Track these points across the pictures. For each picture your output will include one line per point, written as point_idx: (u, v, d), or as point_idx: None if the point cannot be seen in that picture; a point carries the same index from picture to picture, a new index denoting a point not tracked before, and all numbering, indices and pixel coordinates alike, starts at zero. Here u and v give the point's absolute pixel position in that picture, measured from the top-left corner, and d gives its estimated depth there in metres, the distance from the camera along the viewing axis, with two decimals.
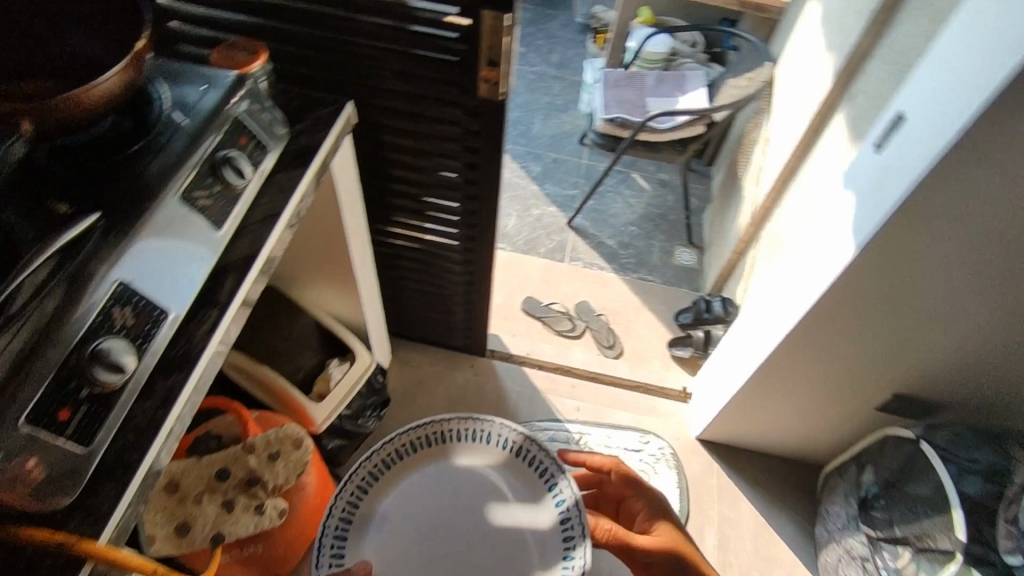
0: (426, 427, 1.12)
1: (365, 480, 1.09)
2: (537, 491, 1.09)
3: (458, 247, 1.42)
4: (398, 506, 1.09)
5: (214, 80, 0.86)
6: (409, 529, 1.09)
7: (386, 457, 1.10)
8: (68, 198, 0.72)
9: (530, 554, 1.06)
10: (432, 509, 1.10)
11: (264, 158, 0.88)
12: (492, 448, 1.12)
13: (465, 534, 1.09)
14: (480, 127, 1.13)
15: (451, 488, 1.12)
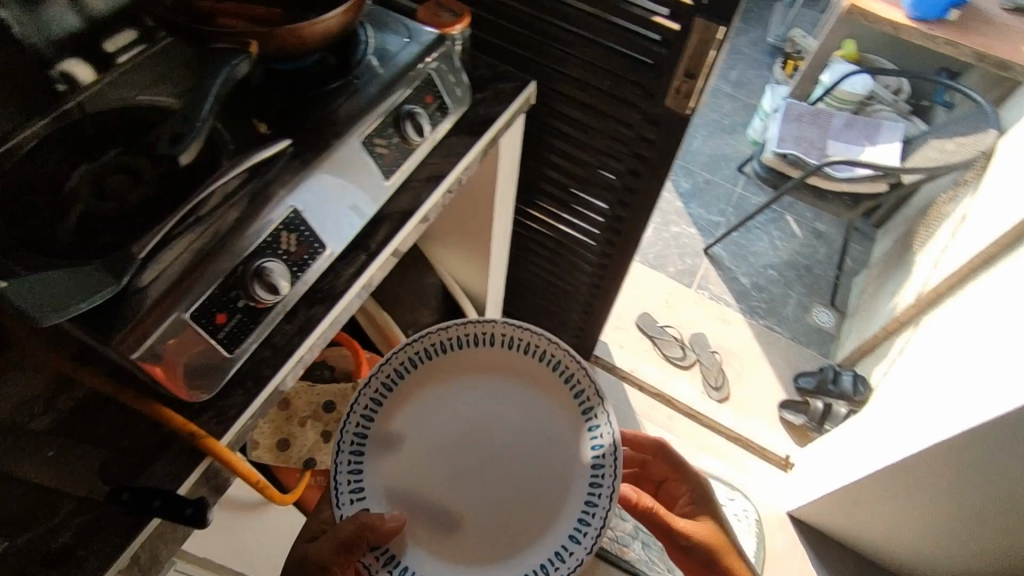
0: (455, 326, 0.74)
1: (388, 382, 0.74)
2: (578, 437, 0.72)
3: (594, 247, 1.39)
4: (421, 422, 0.75)
5: (417, 36, 0.88)
6: (433, 438, 0.75)
7: (409, 362, 0.74)
8: (268, 119, 0.76)
9: (572, 505, 0.70)
10: (478, 399, 0.76)
11: (443, 120, 0.89)
12: (533, 363, 0.75)
13: (516, 445, 0.74)
14: (654, 135, 1.08)
15: (500, 387, 0.76)
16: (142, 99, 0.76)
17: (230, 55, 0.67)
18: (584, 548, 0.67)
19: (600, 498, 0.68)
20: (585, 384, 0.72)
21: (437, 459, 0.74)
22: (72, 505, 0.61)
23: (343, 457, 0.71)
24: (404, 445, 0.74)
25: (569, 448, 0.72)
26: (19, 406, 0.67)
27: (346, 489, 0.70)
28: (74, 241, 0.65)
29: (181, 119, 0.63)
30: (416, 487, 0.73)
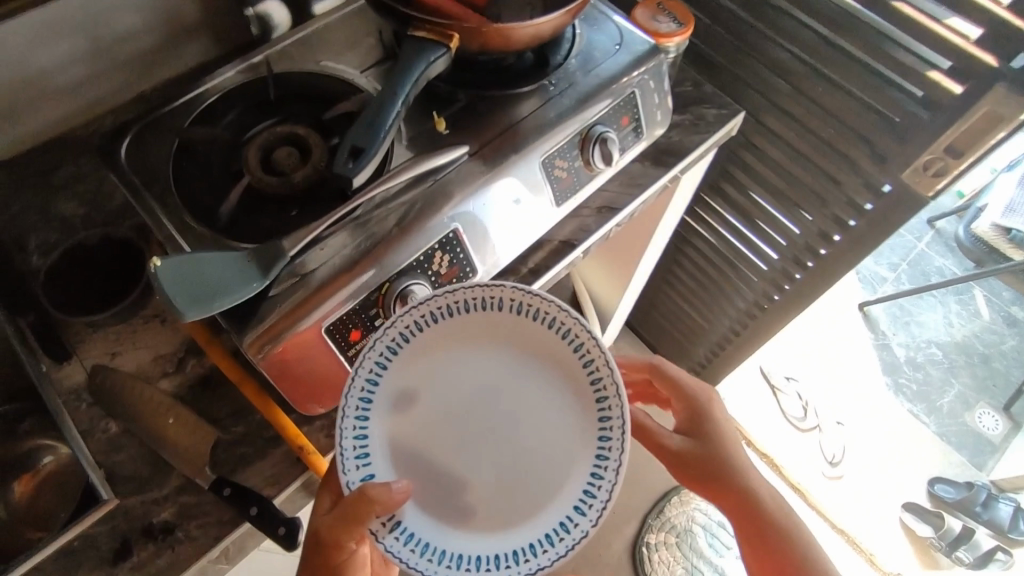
0: (466, 289, 0.55)
1: (384, 359, 0.55)
2: (587, 407, 0.55)
3: (748, 296, 1.23)
4: (415, 383, 0.57)
5: (630, 42, 0.76)
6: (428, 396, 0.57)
7: (406, 332, 0.55)
8: (447, 115, 0.69)
9: (581, 470, 0.54)
10: (482, 354, 0.58)
11: (634, 145, 0.77)
12: (545, 332, 0.57)
13: (531, 409, 0.58)
14: (871, 205, 0.89)
15: (510, 349, 0.58)
16: (326, 65, 0.71)
17: (427, 49, 0.59)
18: (590, 521, 0.52)
19: (609, 467, 0.53)
20: (595, 353, 0.54)
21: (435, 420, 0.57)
22: (179, 482, 0.62)
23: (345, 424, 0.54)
24: (411, 404, 0.57)
25: (585, 415, 0.56)
26: (153, 362, 0.68)
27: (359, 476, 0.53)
28: (231, 219, 0.62)
29: (358, 130, 0.55)
30: (415, 448, 0.56)
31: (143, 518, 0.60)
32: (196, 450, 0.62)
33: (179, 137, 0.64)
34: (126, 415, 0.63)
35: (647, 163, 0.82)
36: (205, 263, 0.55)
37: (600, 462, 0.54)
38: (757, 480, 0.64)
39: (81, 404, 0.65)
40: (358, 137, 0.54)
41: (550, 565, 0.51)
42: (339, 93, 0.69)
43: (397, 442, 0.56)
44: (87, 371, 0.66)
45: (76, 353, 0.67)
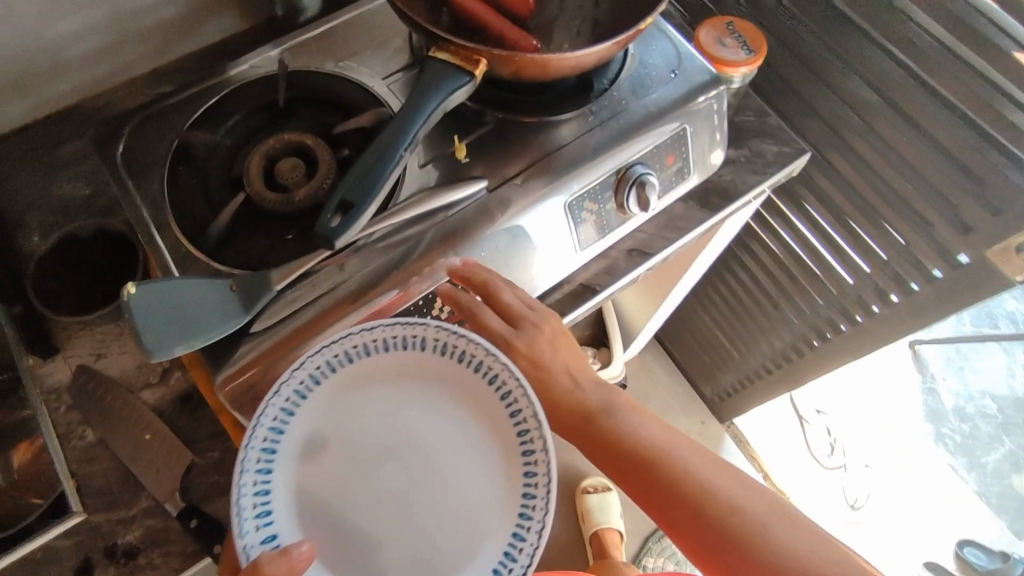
0: (389, 326, 0.49)
1: (291, 406, 0.47)
2: (509, 460, 0.49)
3: (785, 338, 1.13)
4: (318, 434, 0.48)
5: (689, 68, 0.66)
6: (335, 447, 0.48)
7: (317, 374, 0.48)
8: (470, 139, 0.62)
9: (501, 530, 0.47)
10: (401, 399, 0.50)
11: (678, 185, 0.69)
12: (468, 377, 0.50)
13: (450, 468, 0.49)
14: (941, 273, 0.78)
15: (434, 395, 0.50)
16: (346, 67, 0.64)
17: (452, 77, 0.51)
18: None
19: (532, 527, 0.46)
20: (522, 403, 0.48)
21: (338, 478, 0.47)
22: (149, 504, 0.60)
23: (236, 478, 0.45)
24: (320, 453, 0.48)
25: (508, 472, 0.48)
26: (137, 369, 0.66)
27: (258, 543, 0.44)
28: (222, 237, 0.56)
29: (357, 177, 0.46)
30: (321, 504, 0.47)
31: (109, 538, 0.59)
32: (168, 474, 0.60)
33: (178, 139, 0.59)
34: (103, 426, 0.62)
35: (689, 203, 0.73)
36: (186, 291, 0.51)
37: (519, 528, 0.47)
38: (553, 388, 0.57)
39: (60, 405, 0.63)
40: (357, 189, 0.45)
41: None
42: (355, 102, 0.62)
43: (301, 498, 0.47)
44: (71, 371, 0.65)
45: (62, 351, 0.65)
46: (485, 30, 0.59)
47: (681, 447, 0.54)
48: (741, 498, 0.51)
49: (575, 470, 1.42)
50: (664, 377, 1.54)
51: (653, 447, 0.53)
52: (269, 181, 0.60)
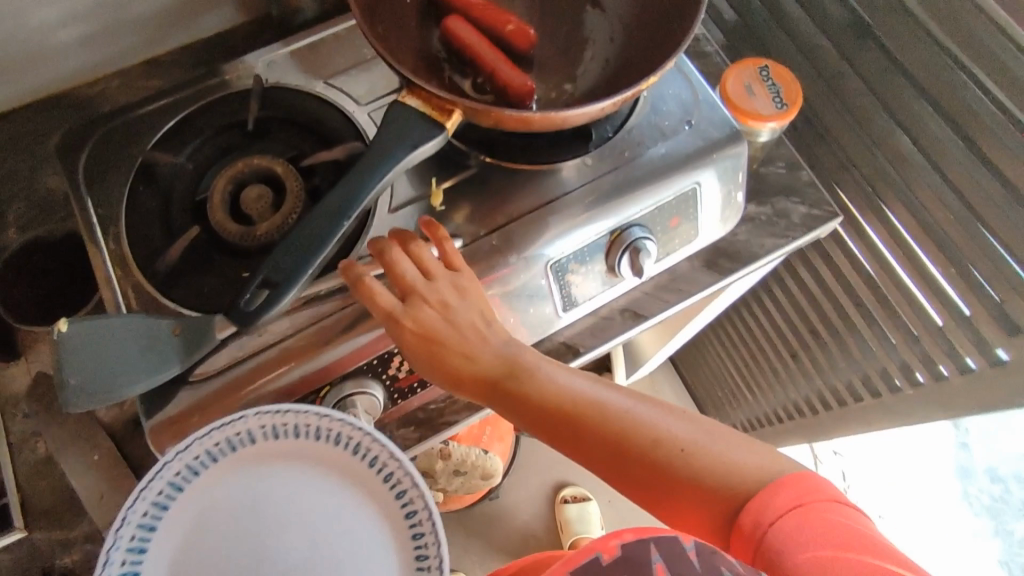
0: (253, 418, 0.47)
1: (163, 500, 0.45)
2: (389, 518, 0.48)
3: (798, 390, 1.05)
4: (176, 538, 0.45)
5: (707, 121, 0.59)
6: (201, 541, 0.45)
7: (160, 499, 0.45)
8: (451, 184, 0.56)
9: None
10: (251, 512, 0.46)
11: (682, 248, 0.62)
12: (317, 454, 0.48)
13: (325, 553, 0.46)
14: (975, 364, 0.71)
15: (282, 491, 0.47)
16: (329, 88, 0.58)
17: (417, 131, 0.45)
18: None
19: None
20: (386, 462, 0.47)
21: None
22: (90, 528, 0.61)
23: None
24: None
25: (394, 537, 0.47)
26: None
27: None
28: (171, 270, 0.53)
29: (284, 256, 0.43)
30: None
31: (47, 555, 0.61)
32: (112, 501, 0.59)
33: (141, 156, 0.56)
34: (55, 441, 0.61)
35: (696, 263, 0.67)
36: (123, 330, 0.48)
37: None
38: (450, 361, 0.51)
39: (17, 413, 0.63)
40: (282, 270, 0.43)
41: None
42: (334, 131, 0.57)
43: None
44: (31, 379, 0.63)
45: (24, 355, 0.64)
46: (476, 65, 0.53)
47: (592, 398, 0.50)
48: (658, 427, 0.48)
49: (567, 486, 1.38)
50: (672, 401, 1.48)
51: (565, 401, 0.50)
52: (234, 209, 0.56)
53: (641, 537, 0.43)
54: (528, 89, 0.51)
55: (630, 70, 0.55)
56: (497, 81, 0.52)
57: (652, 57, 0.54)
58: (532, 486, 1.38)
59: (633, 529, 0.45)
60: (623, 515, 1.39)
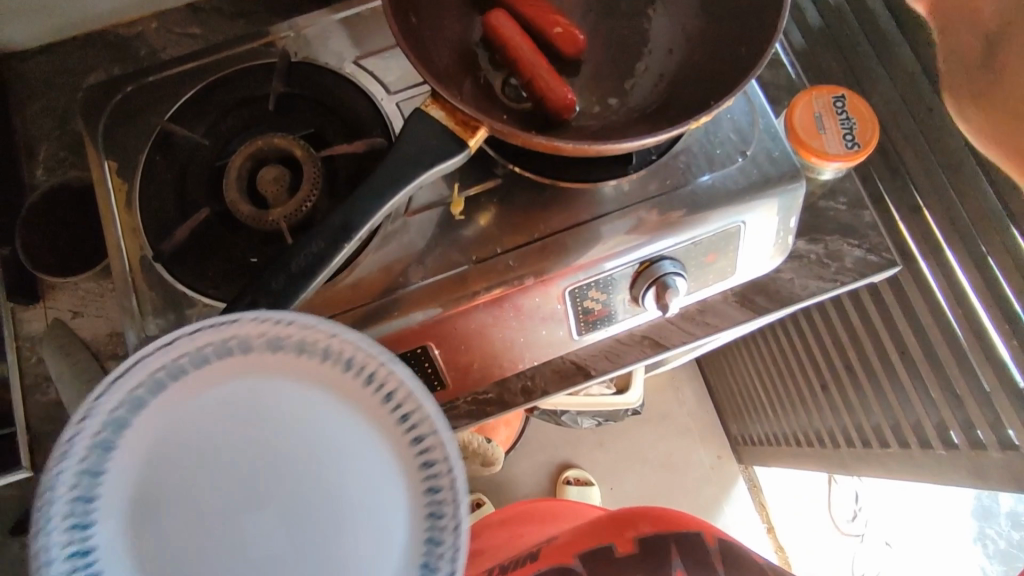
0: (250, 322, 0.37)
1: (99, 455, 0.35)
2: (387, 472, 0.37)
3: (823, 420, 0.99)
4: (253, 376, 0.38)
5: (763, 155, 0.53)
6: (171, 508, 0.36)
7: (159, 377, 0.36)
8: (476, 191, 0.53)
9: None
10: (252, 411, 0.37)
11: (712, 285, 0.57)
12: (345, 380, 0.38)
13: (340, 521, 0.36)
14: (1018, 439, 0.64)
15: (299, 389, 0.38)
16: (360, 70, 0.56)
17: (438, 150, 0.43)
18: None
19: (442, 544, 0.36)
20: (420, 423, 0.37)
21: (265, 445, 0.37)
22: None
23: (258, 327, 0.37)
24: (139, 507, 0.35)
25: (380, 471, 0.37)
26: (108, 337, 0.65)
27: (380, 375, 0.38)
28: (176, 251, 0.51)
29: (277, 279, 0.42)
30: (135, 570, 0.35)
31: None
32: None
33: (160, 125, 0.55)
34: (65, 395, 0.60)
35: (730, 296, 0.62)
36: None
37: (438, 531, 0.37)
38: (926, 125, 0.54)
39: (32, 355, 0.64)
40: (272, 295, 0.41)
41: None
42: (360, 119, 0.54)
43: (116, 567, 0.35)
44: (48, 323, 0.64)
45: (44, 300, 0.65)
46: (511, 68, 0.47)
47: None
48: None
49: (571, 468, 1.36)
50: (692, 400, 1.45)
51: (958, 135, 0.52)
52: (251, 189, 0.53)
53: (659, 528, 0.60)
54: (567, 102, 0.46)
55: (682, 91, 0.50)
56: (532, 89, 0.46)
57: (713, 82, 0.48)
58: (537, 463, 1.37)
59: (648, 525, 0.61)
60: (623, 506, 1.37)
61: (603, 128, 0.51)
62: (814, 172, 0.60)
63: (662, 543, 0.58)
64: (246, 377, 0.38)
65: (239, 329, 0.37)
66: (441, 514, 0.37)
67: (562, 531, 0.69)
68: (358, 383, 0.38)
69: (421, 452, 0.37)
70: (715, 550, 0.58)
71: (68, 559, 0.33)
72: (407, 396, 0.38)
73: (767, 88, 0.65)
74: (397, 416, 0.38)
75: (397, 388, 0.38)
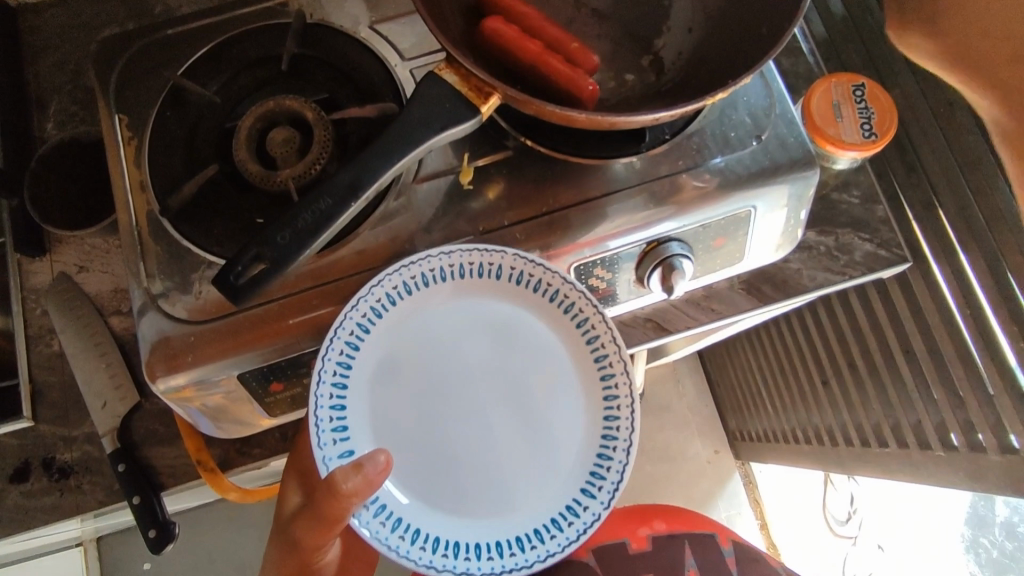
0: (487, 254, 0.49)
1: (366, 323, 0.48)
2: (587, 381, 0.50)
3: (823, 419, 0.99)
4: (489, 303, 0.51)
5: (778, 141, 0.53)
6: (420, 377, 0.50)
7: (393, 295, 0.49)
8: (486, 162, 0.52)
9: (572, 459, 0.48)
10: (492, 323, 0.51)
11: (716, 269, 0.57)
12: (553, 312, 0.50)
13: (544, 417, 0.49)
14: (1020, 444, 0.64)
15: (519, 314, 0.51)
16: (375, 35, 0.55)
17: (450, 114, 0.43)
18: (604, 503, 0.46)
19: (618, 447, 0.47)
20: (608, 346, 0.49)
21: (501, 351, 0.51)
22: (91, 430, 0.62)
23: (511, 263, 0.49)
24: (394, 377, 0.49)
25: (582, 383, 0.50)
26: (112, 294, 0.64)
27: (591, 321, 0.49)
28: (184, 206, 0.51)
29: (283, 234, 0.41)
30: (401, 420, 0.49)
31: (48, 449, 0.62)
32: (112, 412, 0.59)
33: (173, 80, 0.54)
34: (70, 345, 0.61)
35: (736, 284, 0.62)
36: None
37: (609, 445, 0.48)
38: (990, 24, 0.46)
39: (36, 307, 0.65)
40: (277, 249, 0.41)
41: (615, 495, 0.46)
42: (373, 84, 0.54)
43: (373, 415, 0.48)
44: (53, 276, 0.65)
45: (49, 253, 0.65)
46: (520, 68, 0.47)
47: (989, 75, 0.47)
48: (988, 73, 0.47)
49: None
50: (692, 394, 1.44)
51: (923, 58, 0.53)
52: (261, 150, 0.52)
53: (674, 528, 0.68)
54: (589, 91, 0.45)
55: (701, 71, 0.50)
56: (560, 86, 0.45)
57: (733, 61, 0.48)
58: None
59: (663, 522, 0.68)
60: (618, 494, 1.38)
61: (617, 106, 0.51)
62: (829, 160, 0.59)
63: (672, 543, 0.67)
64: (491, 302, 0.51)
65: (494, 260, 0.49)
66: (614, 430, 0.48)
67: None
68: (567, 318, 0.50)
69: (606, 383, 0.49)
70: (728, 554, 0.67)
71: (331, 410, 0.46)
72: (607, 341, 0.49)
73: (786, 75, 0.64)
74: (592, 354, 0.50)
75: (601, 335, 0.49)
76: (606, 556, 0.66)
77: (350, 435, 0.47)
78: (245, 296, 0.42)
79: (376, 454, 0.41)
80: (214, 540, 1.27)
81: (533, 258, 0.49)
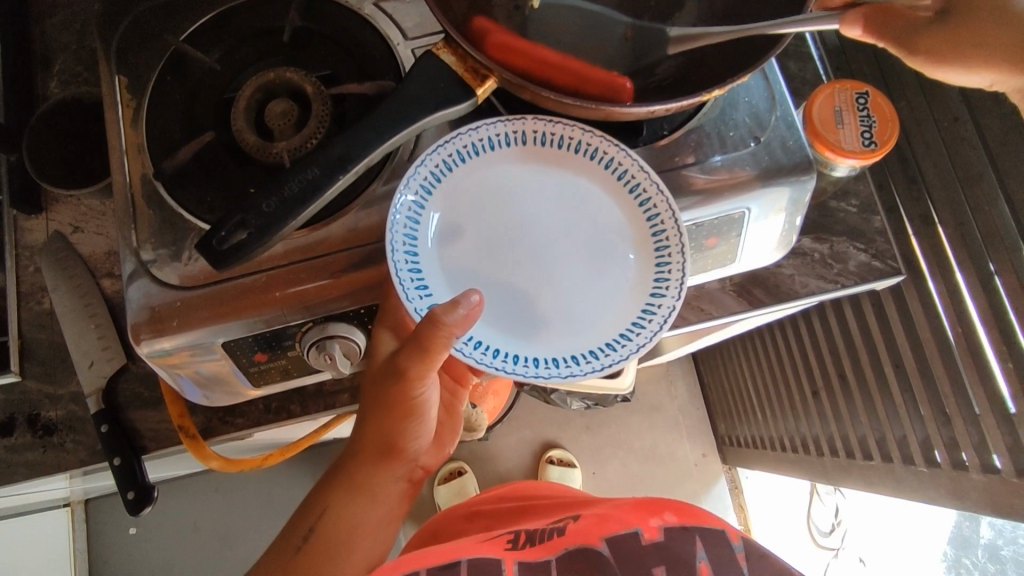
0: (504, 124, 0.50)
1: (420, 201, 0.48)
2: (631, 213, 0.50)
3: (811, 428, 0.99)
4: (524, 164, 0.50)
5: (777, 143, 0.52)
6: (469, 237, 0.49)
7: (437, 173, 0.49)
8: None
9: (636, 278, 0.48)
10: (536, 182, 0.50)
11: (710, 267, 0.57)
12: (588, 164, 0.50)
13: (604, 256, 0.49)
14: (1001, 465, 0.64)
15: (557, 170, 0.50)
16: (380, 13, 0.55)
17: (446, 94, 0.43)
18: (676, 294, 0.46)
19: (674, 252, 0.48)
20: (641, 177, 0.48)
21: (549, 202, 0.50)
22: (77, 390, 0.63)
23: (533, 126, 0.50)
24: (458, 240, 0.49)
25: (626, 217, 0.50)
26: (105, 255, 0.64)
27: (617, 158, 0.49)
28: (178, 171, 0.51)
29: (271, 201, 0.41)
30: (473, 272, 0.48)
31: (32, 406, 0.62)
32: (98, 372, 0.60)
33: (174, 45, 0.54)
34: (60, 303, 0.62)
35: (728, 285, 0.61)
36: None
37: (663, 252, 0.48)
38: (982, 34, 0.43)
39: (30, 264, 0.65)
40: (263, 216, 0.41)
41: (685, 283, 0.46)
42: (375, 60, 0.54)
43: (450, 275, 0.48)
44: (49, 234, 0.65)
45: (46, 211, 0.65)
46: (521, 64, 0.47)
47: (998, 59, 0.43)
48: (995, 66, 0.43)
49: (556, 448, 1.37)
50: (683, 396, 1.44)
51: (934, 72, 0.45)
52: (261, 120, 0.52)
53: (686, 524, 0.60)
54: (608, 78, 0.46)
55: (703, 72, 0.50)
56: (553, 83, 0.46)
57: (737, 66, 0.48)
58: (523, 439, 1.39)
59: (675, 516, 0.61)
60: (603, 491, 1.38)
61: None
62: (829, 168, 0.59)
63: (684, 533, 0.59)
64: (516, 162, 0.50)
65: (517, 128, 0.50)
66: (665, 241, 0.48)
67: (584, 508, 0.66)
68: (594, 164, 0.50)
69: (647, 210, 0.49)
70: (739, 549, 0.58)
71: (411, 272, 0.46)
72: (637, 171, 0.49)
73: (792, 80, 0.63)
74: (627, 188, 0.49)
75: (630, 168, 0.49)
76: (619, 545, 0.58)
77: (430, 288, 0.46)
78: (231, 256, 0.41)
79: (471, 293, 0.42)
80: (198, 510, 1.28)
81: (551, 117, 0.50)
